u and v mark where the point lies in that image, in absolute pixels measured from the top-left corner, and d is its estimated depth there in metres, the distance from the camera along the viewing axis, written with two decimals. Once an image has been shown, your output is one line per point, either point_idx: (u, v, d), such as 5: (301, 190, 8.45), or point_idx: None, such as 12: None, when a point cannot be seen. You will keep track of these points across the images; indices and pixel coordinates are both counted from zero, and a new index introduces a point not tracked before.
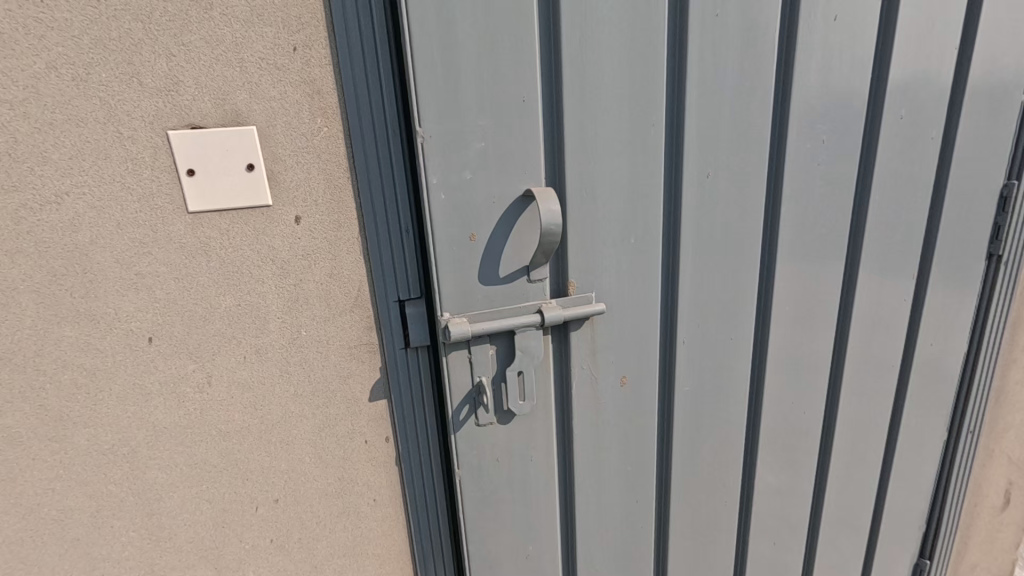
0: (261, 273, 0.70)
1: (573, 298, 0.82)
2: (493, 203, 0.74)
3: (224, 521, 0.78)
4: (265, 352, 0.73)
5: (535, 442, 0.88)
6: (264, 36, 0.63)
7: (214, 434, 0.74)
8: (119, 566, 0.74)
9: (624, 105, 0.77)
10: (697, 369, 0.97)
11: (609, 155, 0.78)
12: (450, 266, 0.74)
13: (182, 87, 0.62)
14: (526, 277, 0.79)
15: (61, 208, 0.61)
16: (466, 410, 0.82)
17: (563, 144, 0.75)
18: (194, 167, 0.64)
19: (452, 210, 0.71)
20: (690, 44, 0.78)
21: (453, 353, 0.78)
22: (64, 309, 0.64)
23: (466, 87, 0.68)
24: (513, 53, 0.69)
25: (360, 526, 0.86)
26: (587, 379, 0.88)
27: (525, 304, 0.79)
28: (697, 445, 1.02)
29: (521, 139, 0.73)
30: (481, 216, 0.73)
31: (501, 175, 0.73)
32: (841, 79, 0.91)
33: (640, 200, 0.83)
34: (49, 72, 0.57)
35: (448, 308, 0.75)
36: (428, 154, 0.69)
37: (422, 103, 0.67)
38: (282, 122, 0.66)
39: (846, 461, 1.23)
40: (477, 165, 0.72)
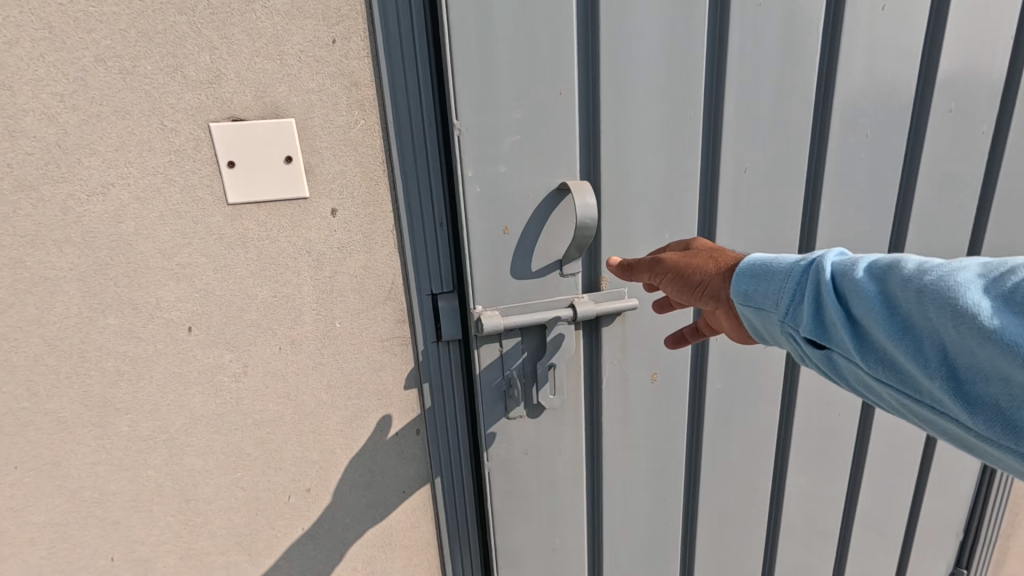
0: (297, 265, 0.71)
1: (605, 293, 0.81)
2: (528, 196, 0.73)
3: (257, 508, 0.79)
4: (300, 343, 0.74)
5: (564, 438, 0.87)
6: (303, 28, 0.63)
7: (248, 423, 0.75)
8: (158, 549, 0.76)
9: (662, 98, 0.76)
10: (730, 367, 0.95)
11: (645, 149, 0.77)
12: (484, 260, 0.73)
13: (224, 80, 0.62)
14: (558, 271, 0.78)
15: (106, 198, 0.62)
16: (496, 403, 0.81)
17: (599, 137, 0.74)
18: (234, 159, 0.65)
19: (486, 203, 0.71)
20: (732, 35, 0.76)
21: (484, 346, 0.77)
22: (109, 298, 0.65)
23: (503, 79, 0.68)
24: (551, 45, 0.68)
25: (389, 517, 0.86)
26: (618, 375, 0.86)
27: (557, 298, 0.79)
28: (728, 444, 1.00)
29: (557, 131, 0.72)
30: (515, 209, 0.73)
31: (536, 169, 0.72)
32: (888, 72, 0.88)
33: (675, 194, 0.81)
34: (98, 65, 0.58)
35: (481, 301, 0.75)
36: (464, 147, 0.68)
37: (458, 95, 0.66)
38: (320, 114, 0.67)
39: (882, 466, 1.19)
40: (512, 158, 0.71)
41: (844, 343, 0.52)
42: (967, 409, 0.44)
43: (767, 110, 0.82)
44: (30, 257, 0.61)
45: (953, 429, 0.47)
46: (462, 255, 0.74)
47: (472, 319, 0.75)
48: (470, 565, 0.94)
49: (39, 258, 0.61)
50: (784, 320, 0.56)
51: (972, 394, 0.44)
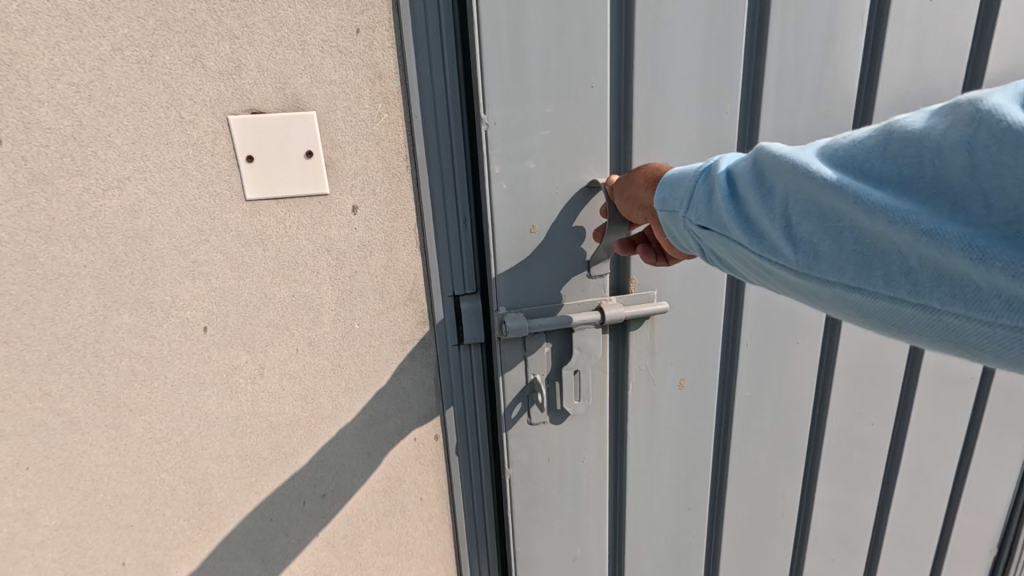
0: (316, 264, 0.69)
1: (634, 295, 0.78)
2: (555, 194, 0.70)
3: (272, 514, 0.77)
4: (318, 344, 0.72)
5: (588, 445, 0.84)
6: (327, 17, 0.61)
7: (264, 426, 0.73)
8: (170, 554, 0.74)
9: (699, 96, 0.72)
10: (761, 374, 0.91)
11: (679, 144, 0.74)
12: (509, 259, 0.71)
13: (244, 70, 0.60)
14: (586, 273, 0.75)
15: (122, 193, 0.60)
16: (518, 408, 0.78)
17: (631, 135, 0.71)
18: (253, 153, 0.62)
19: (513, 201, 0.68)
20: (773, 30, 0.73)
21: (508, 349, 0.75)
22: (124, 296, 0.63)
23: (531, 72, 0.65)
24: (584, 37, 0.65)
25: (406, 525, 0.84)
26: (645, 380, 0.83)
27: (584, 301, 0.76)
28: (756, 454, 0.96)
29: (588, 126, 0.69)
30: (543, 208, 0.70)
31: (565, 166, 0.70)
32: (934, 69, 0.84)
33: None
34: (115, 54, 0.56)
35: (505, 303, 0.72)
36: (491, 142, 0.65)
37: (486, 87, 0.63)
38: (342, 107, 0.64)
39: (914, 479, 1.15)
40: (541, 155, 0.68)
41: (713, 210, 0.53)
42: (793, 249, 0.47)
43: (807, 110, 0.78)
44: (45, 252, 0.59)
45: (783, 279, 0.50)
46: (486, 254, 0.71)
47: (496, 321, 0.72)
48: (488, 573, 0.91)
49: (53, 254, 0.59)
50: (678, 207, 0.56)
51: (799, 235, 0.46)
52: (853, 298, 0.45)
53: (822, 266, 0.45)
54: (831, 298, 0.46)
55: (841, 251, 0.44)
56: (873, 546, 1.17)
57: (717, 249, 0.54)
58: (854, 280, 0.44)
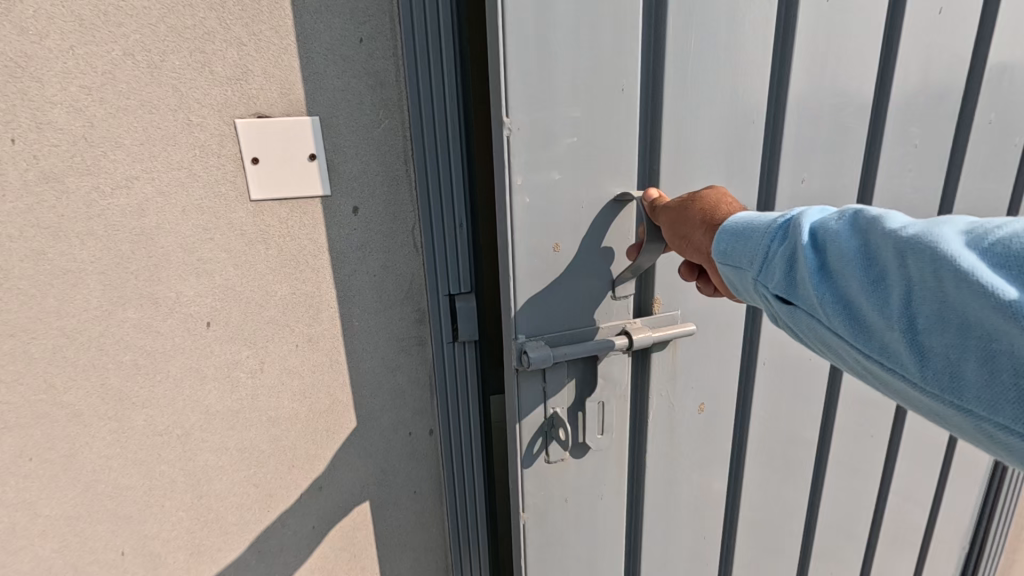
0: (317, 263, 0.71)
1: (657, 318, 0.81)
2: (581, 207, 0.72)
3: (271, 506, 0.79)
4: (318, 341, 0.74)
5: (604, 477, 0.85)
6: (331, 27, 0.64)
7: (264, 420, 0.75)
8: (168, 544, 0.76)
9: (725, 102, 0.75)
10: (774, 395, 0.95)
11: (708, 143, 0.76)
12: (529, 275, 0.71)
13: (251, 76, 0.63)
14: (611, 294, 0.77)
15: (130, 192, 0.62)
16: (538, 444, 0.78)
17: (658, 147, 0.73)
18: (259, 156, 0.65)
19: (536, 214, 0.69)
20: (796, 51, 0.77)
21: (526, 378, 0.74)
22: (129, 292, 0.65)
23: (559, 83, 0.66)
24: (612, 51, 0.68)
25: (398, 517, 0.86)
26: (666, 408, 0.85)
27: (608, 324, 0.78)
28: (760, 471, 0.99)
29: (614, 135, 0.71)
30: (567, 225, 0.71)
31: (587, 177, 0.71)
32: (941, 78, 0.90)
33: (736, 176, 0.80)
34: (125, 58, 0.58)
35: (524, 330, 0.72)
36: (514, 149, 0.66)
37: (513, 91, 0.64)
38: (344, 112, 0.67)
39: (901, 483, 1.18)
40: (565, 164, 0.69)
41: (806, 289, 0.49)
42: (919, 362, 0.41)
43: (823, 119, 0.82)
44: (53, 248, 0.61)
45: (900, 389, 0.44)
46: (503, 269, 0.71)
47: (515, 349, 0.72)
48: None
49: (61, 250, 0.61)
50: (752, 270, 0.53)
51: (930, 346, 0.41)
52: (1006, 439, 0.38)
53: (960, 391, 0.39)
54: (975, 429, 0.40)
55: (991, 380, 0.37)
56: (868, 556, 1.19)
57: (814, 334, 0.50)
58: (1010, 420, 0.37)
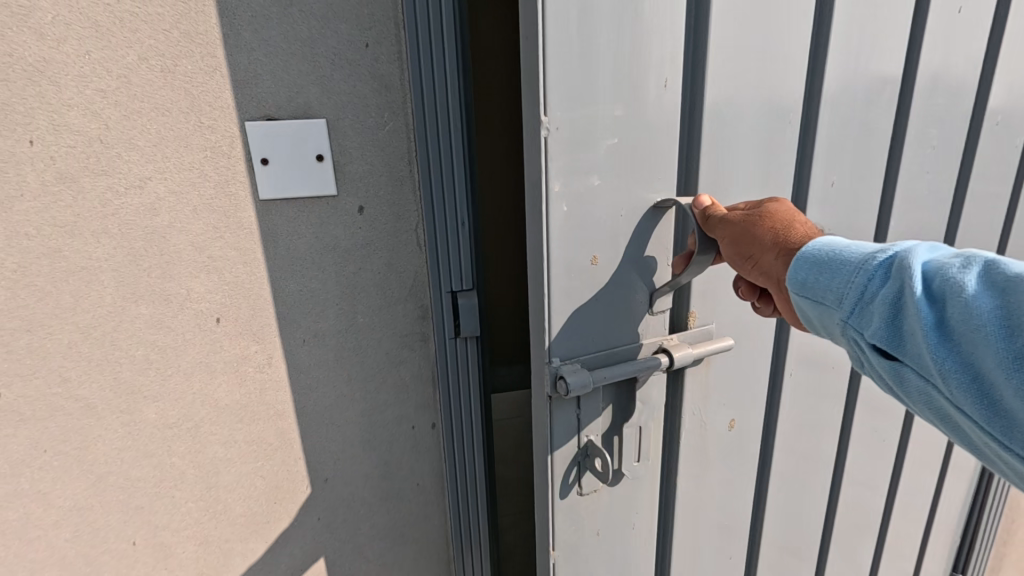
0: (322, 260, 0.73)
1: (694, 332, 0.72)
2: (620, 216, 0.62)
3: (276, 498, 0.81)
4: (323, 336, 0.76)
5: (636, 508, 0.75)
6: (338, 32, 0.66)
7: (271, 414, 0.77)
8: (177, 535, 0.79)
9: (763, 97, 0.67)
10: (800, 411, 0.86)
11: (745, 143, 0.67)
12: (565, 294, 0.61)
13: (260, 80, 0.65)
14: (649, 309, 0.68)
15: (143, 192, 0.65)
16: (571, 474, 0.67)
17: (697, 151, 0.65)
18: (267, 157, 0.67)
19: (573, 224, 0.59)
20: (831, 45, 0.69)
21: (560, 403, 0.63)
22: (142, 288, 0.68)
23: (604, 77, 0.57)
24: (660, 41, 0.59)
25: (401, 508, 0.88)
26: (695, 426, 0.75)
27: (645, 342, 0.68)
28: (787, 492, 0.89)
29: (654, 135, 0.62)
30: (605, 237, 0.62)
31: (630, 185, 0.62)
32: (956, 79, 0.83)
33: (769, 181, 0.71)
34: (140, 63, 0.61)
35: (558, 352, 0.62)
36: (553, 153, 0.56)
37: (550, 83, 0.54)
38: (350, 115, 0.69)
39: (930, 497, 1.12)
40: (606, 170, 0.60)
41: (913, 343, 0.43)
42: None
43: (855, 116, 0.75)
44: (69, 246, 0.63)
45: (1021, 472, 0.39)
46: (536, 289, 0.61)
47: (551, 375, 0.62)
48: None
49: (76, 248, 0.64)
50: (839, 310, 0.48)
51: None
52: None
53: None
54: None
55: None
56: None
57: (916, 391, 0.45)
58: None
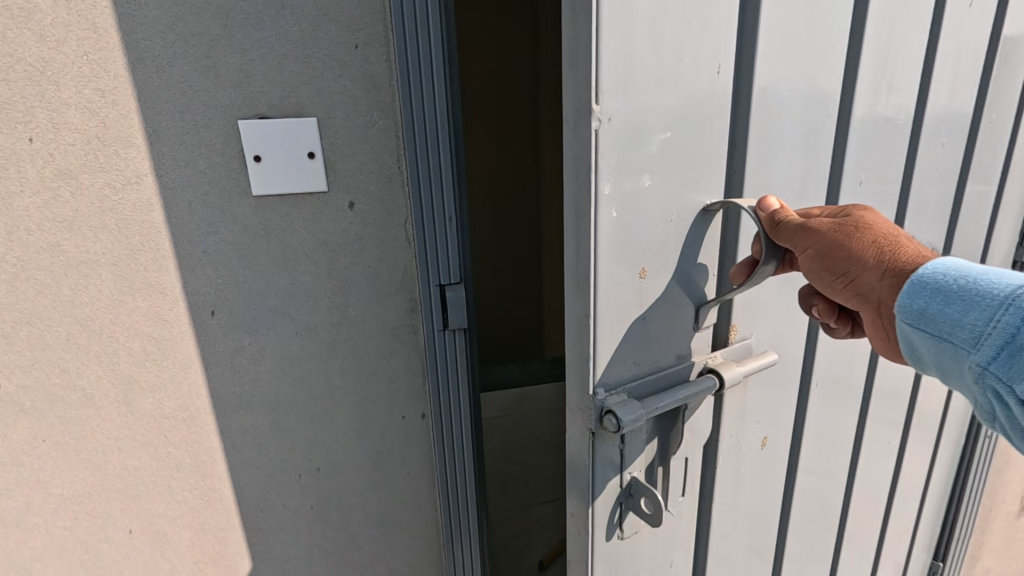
0: (314, 254, 0.75)
1: (735, 347, 0.68)
2: (668, 222, 0.57)
3: (270, 486, 0.84)
4: (315, 328, 0.78)
5: (678, 535, 0.71)
6: (329, 34, 0.67)
7: (265, 404, 0.80)
8: (173, 523, 0.81)
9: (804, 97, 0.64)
10: (824, 422, 0.84)
11: (785, 145, 0.64)
12: (612, 308, 0.55)
13: (253, 79, 0.67)
14: (693, 326, 0.64)
15: (139, 188, 0.67)
16: (615, 513, 0.63)
17: (741, 150, 0.60)
18: (260, 154, 0.69)
19: (623, 231, 0.54)
20: (867, 44, 0.67)
21: (606, 438, 0.58)
22: (138, 282, 0.70)
23: (660, 63, 0.51)
24: (712, 27, 0.54)
25: (392, 497, 0.89)
26: (734, 445, 0.72)
27: (688, 363, 0.64)
28: (809, 505, 0.87)
29: (702, 133, 0.57)
30: (653, 245, 0.57)
31: (678, 184, 0.57)
32: (961, 77, 0.83)
33: (805, 188, 0.69)
34: (137, 63, 0.63)
35: (604, 383, 0.56)
36: (605, 146, 0.50)
37: (605, 70, 0.48)
38: (341, 114, 0.70)
39: (921, 493, 1.13)
40: (658, 167, 0.54)
41: None
42: None
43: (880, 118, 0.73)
44: (68, 241, 0.66)
45: None
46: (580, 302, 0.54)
47: (597, 409, 0.56)
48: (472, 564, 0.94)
49: (75, 242, 0.66)
50: (980, 354, 0.45)
51: None
52: None
53: None
54: None
55: None
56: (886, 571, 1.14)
57: None
58: None
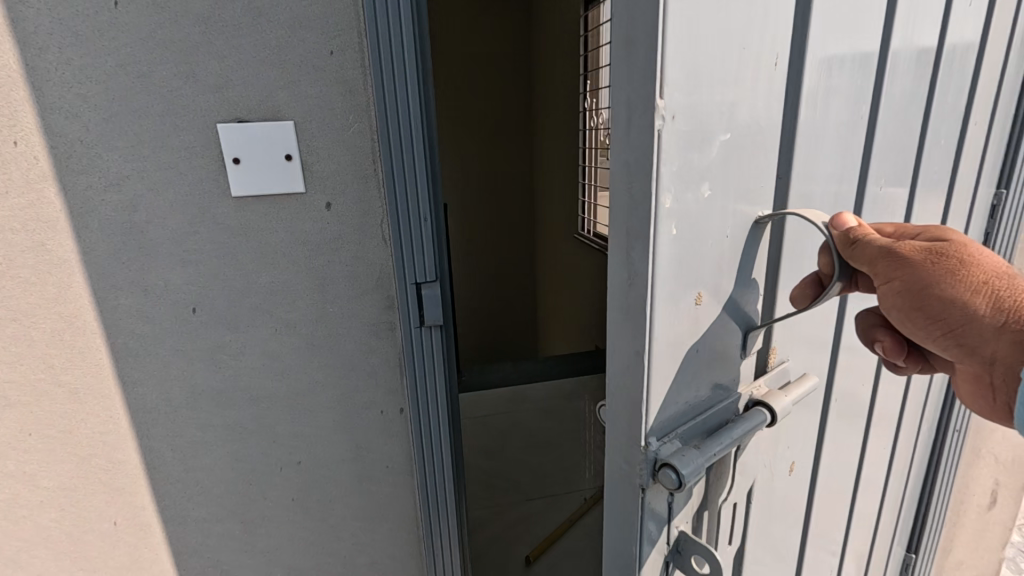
0: (292, 253, 0.77)
1: (774, 374, 0.61)
2: (722, 241, 0.49)
3: (252, 479, 0.86)
4: (295, 325, 0.80)
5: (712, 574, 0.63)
6: (304, 40, 0.69)
7: (247, 399, 0.82)
8: (158, 514, 0.84)
9: (848, 86, 0.57)
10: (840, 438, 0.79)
11: (829, 141, 0.57)
12: (667, 347, 0.46)
13: (232, 84, 0.69)
14: (739, 353, 0.56)
15: (122, 190, 0.69)
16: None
17: (795, 149, 0.52)
18: (239, 156, 0.71)
19: (680, 256, 0.45)
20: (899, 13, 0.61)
21: (657, 496, 0.49)
22: (122, 280, 0.72)
23: (725, 45, 0.42)
24: (775, 2, 0.46)
25: (372, 490, 0.92)
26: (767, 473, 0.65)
27: (733, 396, 0.56)
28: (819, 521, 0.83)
29: (759, 132, 0.49)
30: (709, 270, 0.48)
31: (732, 195, 0.48)
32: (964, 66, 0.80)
33: (842, 183, 0.62)
34: (119, 70, 0.65)
35: (655, 431, 0.48)
36: (668, 149, 0.40)
37: (671, 51, 0.38)
38: (317, 118, 0.73)
39: (900, 490, 1.14)
40: (716, 175, 0.45)
41: None
42: None
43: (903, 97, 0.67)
44: (52, 240, 0.68)
45: None
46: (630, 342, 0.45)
47: (649, 464, 0.47)
48: (451, 554, 0.97)
49: (58, 241, 0.68)
50: None
51: None
52: None
53: None
54: None
55: None
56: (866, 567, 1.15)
57: None
58: None
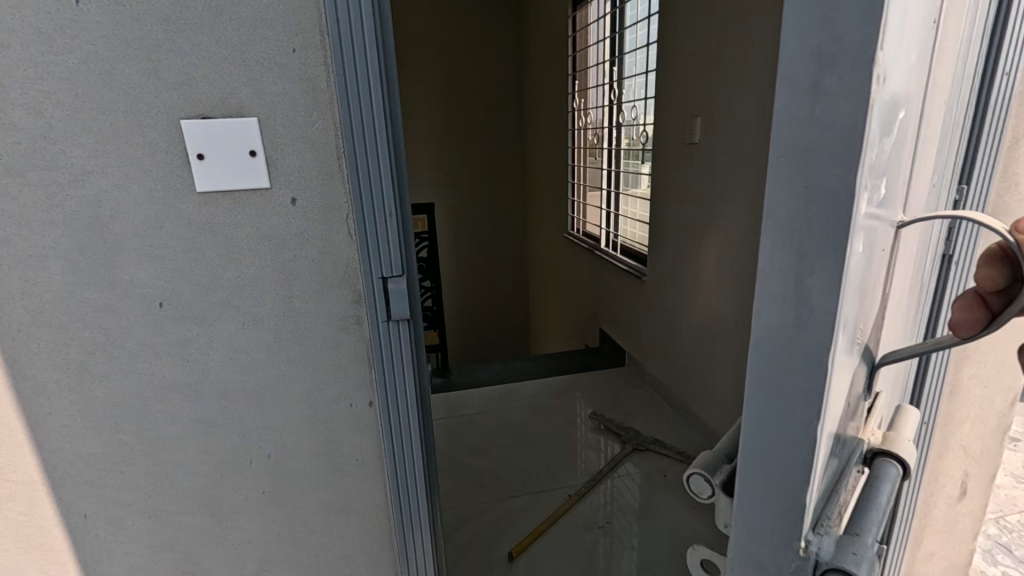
0: (258, 248, 0.78)
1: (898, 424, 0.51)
2: (881, 267, 0.37)
3: (222, 473, 0.87)
4: (262, 319, 0.81)
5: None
6: (266, 38, 0.71)
7: (215, 393, 0.83)
8: (129, 507, 0.86)
9: (947, 60, 0.48)
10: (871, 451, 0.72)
11: (933, 128, 0.48)
12: (834, 439, 0.34)
13: (194, 81, 0.70)
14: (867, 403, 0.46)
15: (86, 185, 0.71)
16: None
17: (922, 141, 0.42)
18: (203, 152, 0.72)
19: (862, 299, 0.31)
20: None
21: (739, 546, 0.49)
22: (88, 274, 0.74)
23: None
24: None
25: (343, 483, 0.93)
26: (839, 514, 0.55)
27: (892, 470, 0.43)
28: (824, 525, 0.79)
29: (914, 118, 0.37)
30: (869, 314, 0.36)
31: (895, 208, 0.36)
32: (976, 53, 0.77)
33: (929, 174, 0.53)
34: (81, 67, 0.67)
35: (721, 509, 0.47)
36: (875, 134, 0.26)
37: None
38: (281, 114, 0.74)
39: None
40: (891, 177, 0.32)
41: None
42: None
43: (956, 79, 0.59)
44: (16, 235, 0.71)
45: None
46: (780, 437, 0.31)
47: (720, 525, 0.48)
48: (422, 546, 0.98)
49: (20, 236, 0.71)
50: None
51: None
52: None
53: None
54: None
55: None
56: None
57: None
58: None
